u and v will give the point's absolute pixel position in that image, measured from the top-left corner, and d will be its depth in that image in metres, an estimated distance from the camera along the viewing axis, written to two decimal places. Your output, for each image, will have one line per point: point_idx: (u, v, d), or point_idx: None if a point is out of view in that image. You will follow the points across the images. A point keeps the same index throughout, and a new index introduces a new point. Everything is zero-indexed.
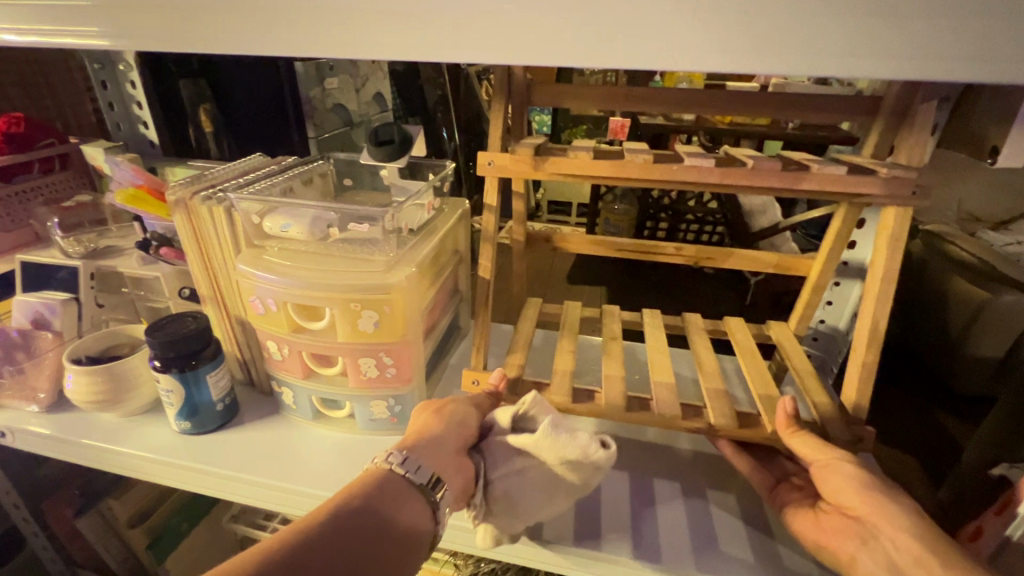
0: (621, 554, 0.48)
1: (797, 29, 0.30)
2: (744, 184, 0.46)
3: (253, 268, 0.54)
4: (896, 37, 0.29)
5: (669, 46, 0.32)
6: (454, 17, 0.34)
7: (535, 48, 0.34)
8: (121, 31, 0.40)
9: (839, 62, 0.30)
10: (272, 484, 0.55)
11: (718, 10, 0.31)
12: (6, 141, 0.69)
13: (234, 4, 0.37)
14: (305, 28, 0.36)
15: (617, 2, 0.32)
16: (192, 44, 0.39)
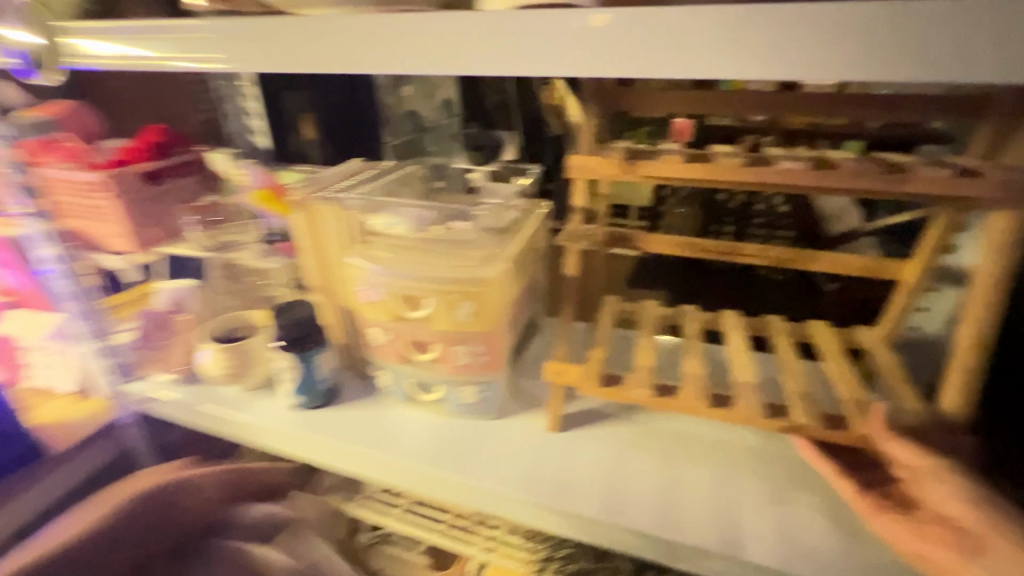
0: (703, 543, 0.50)
1: (854, 37, 0.30)
2: (840, 185, 0.47)
3: (363, 261, 0.60)
4: (957, 46, 0.28)
5: (724, 56, 0.33)
6: (526, 32, 0.38)
7: (600, 63, 0.36)
8: (235, 58, 0.45)
9: (897, 71, 0.30)
10: (375, 455, 0.61)
11: (777, 22, 0.31)
12: (154, 148, 0.79)
13: (343, 27, 0.41)
14: (399, 47, 0.40)
15: (680, 18, 0.33)
16: (296, 67, 0.43)
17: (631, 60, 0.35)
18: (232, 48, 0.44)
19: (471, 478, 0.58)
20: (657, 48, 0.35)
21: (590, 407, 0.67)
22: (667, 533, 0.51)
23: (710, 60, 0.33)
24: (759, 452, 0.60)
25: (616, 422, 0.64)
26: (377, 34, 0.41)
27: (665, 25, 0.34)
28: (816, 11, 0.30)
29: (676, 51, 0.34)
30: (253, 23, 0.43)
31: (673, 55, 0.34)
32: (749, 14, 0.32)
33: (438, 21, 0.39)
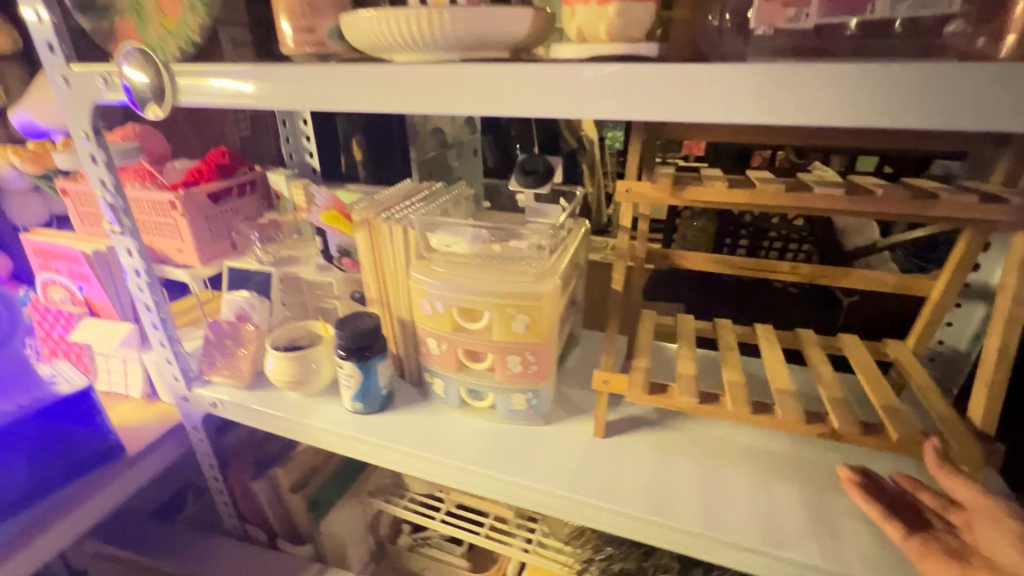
0: (746, 541, 0.54)
1: (823, 90, 0.36)
2: (874, 210, 0.51)
3: (425, 276, 0.65)
4: (906, 100, 0.34)
5: (707, 102, 0.39)
6: (539, 80, 0.43)
7: (586, 108, 0.42)
8: (325, 96, 0.50)
9: (855, 117, 0.36)
10: (432, 457, 0.66)
11: (753, 76, 0.37)
12: (215, 170, 0.86)
13: (423, 72, 0.46)
14: (450, 92, 0.46)
15: (664, 72, 0.40)
16: (378, 105, 0.48)
17: (617, 106, 0.42)
18: (326, 91, 0.49)
19: (526, 479, 0.62)
20: (669, 96, 0.40)
21: (631, 414, 0.71)
22: (714, 532, 0.55)
23: (774, 107, 0.38)
24: (796, 459, 0.63)
25: (657, 429, 0.68)
26: (463, 80, 0.45)
27: (653, 78, 0.40)
28: (872, 68, 0.35)
29: (741, 98, 0.38)
30: (347, 69, 0.48)
31: (739, 102, 0.38)
32: (809, 70, 0.36)
33: (494, 70, 0.44)
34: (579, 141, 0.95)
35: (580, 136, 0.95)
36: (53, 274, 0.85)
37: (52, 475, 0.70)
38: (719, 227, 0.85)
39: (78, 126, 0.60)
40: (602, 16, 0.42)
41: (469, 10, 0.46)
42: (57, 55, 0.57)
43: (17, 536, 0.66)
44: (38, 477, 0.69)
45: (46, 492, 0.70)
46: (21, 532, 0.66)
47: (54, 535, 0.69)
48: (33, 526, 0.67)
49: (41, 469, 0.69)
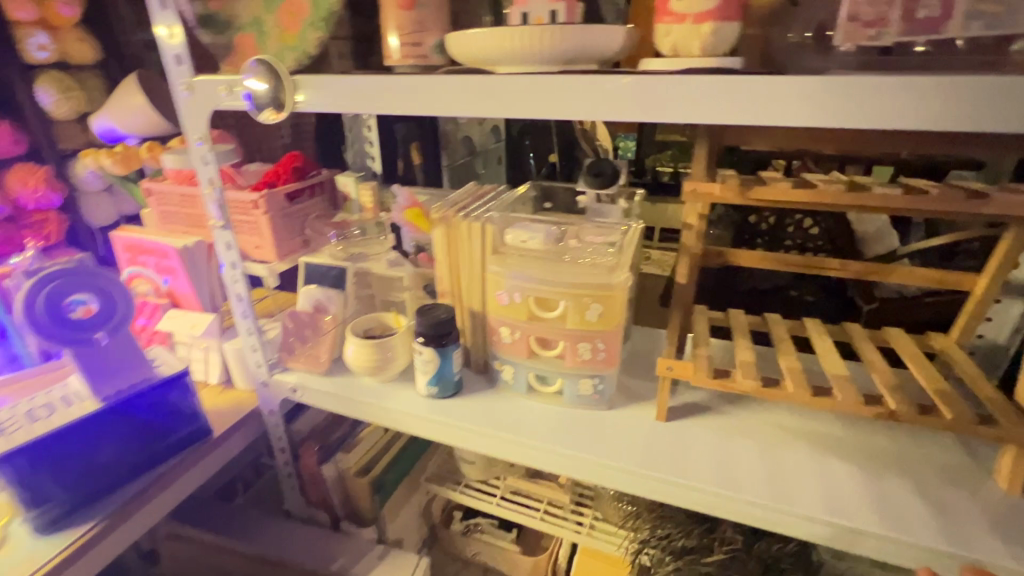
0: (810, 511, 0.58)
1: (899, 99, 0.41)
2: (930, 208, 0.56)
3: (503, 269, 0.71)
4: (976, 109, 0.40)
5: (788, 110, 0.45)
6: (629, 88, 0.49)
7: (670, 114, 0.49)
8: (436, 103, 0.56)
9: (927, 122, 0.41)
10: (505, 436, 0.71)
11: (834, 88, 0.43)
12: (291, 171, 0.92)
13: (529, 85, 0.52)
14: (549, 100, 0.52)
15: (748, 84, 0.45)
16: (484, 113, 0.55)
17: (699, 111, 0.47)
18: (442, 98, 0.55)
19: (596, 456, 0.67)
20: (750, 103, 0.46)
21: (689, 401, 0.76)
22: (781, 504, 0.59)
23: (864, 115, 0.43)
24: (850, 442, 0.68)
25: (716, 415, 0.73)
26: (569, 90, 0.51)
27: (736, 88, 0.46)
28: (959, 81, 0.40)
29: (837, 107, 0.43)
30: (457, 79, 0.54)
31: (831, 111, 0.44)
32: (898, 83, 0.41)
33: (587, 81, 0.50)
34: (596, 151, 1.01)
35: (596, 147, 1.01)
36: (139, 268, 0.91)
37: (153, 451, 0.74)
38: (735, 236, 0.90)
39: (195, 130, 0.67)
40: (696, 33, 0.48)
41: (571, 28, 0.52)
42: (183, 66, 0.63)
43: (126, 505, 0.70)
44: (142, 452, 0.72)
45: (147, 466, 0.74)
46: (129, 503, 0.70)
47: (155, 507, 0.73)
48: (139, 498, 0.71)
49: (144, 444, 0.73)
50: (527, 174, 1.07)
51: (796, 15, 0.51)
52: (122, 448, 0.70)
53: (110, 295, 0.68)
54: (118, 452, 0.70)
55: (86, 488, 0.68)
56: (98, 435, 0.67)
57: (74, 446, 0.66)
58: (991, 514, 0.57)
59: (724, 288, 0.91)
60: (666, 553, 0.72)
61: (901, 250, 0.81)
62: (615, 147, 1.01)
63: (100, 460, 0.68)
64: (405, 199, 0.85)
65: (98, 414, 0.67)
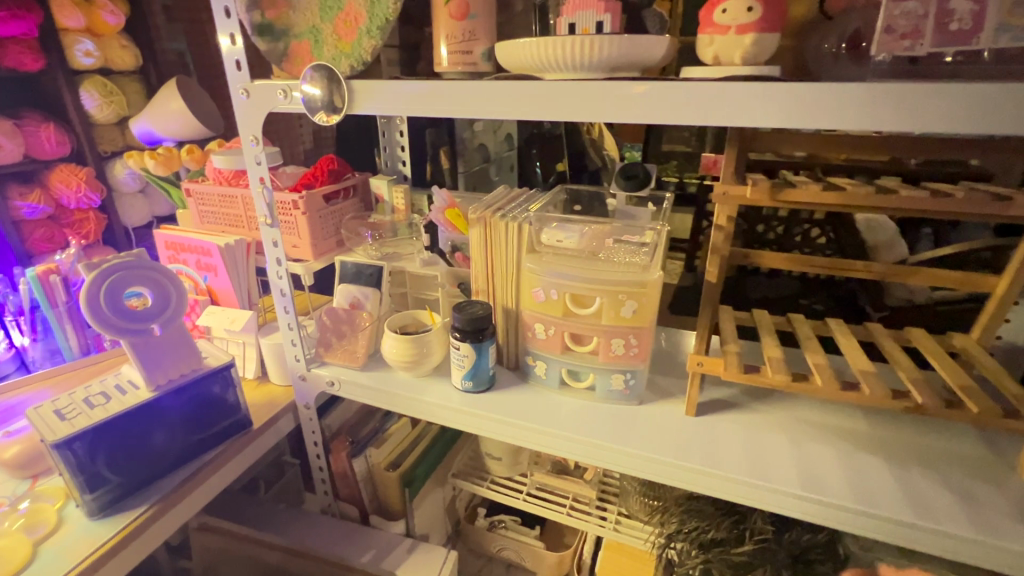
0: (840, 500, 0.60)
1: (934, 104, 0.44)
2: (954, 209, 0.59)
3: (540, 267, 0.74)
4: (1008, 113, 0.42)
5: (826, 114, 0.48)
6: (672, 93, 0.52)
7: (710, 117, 0.51)
8: (486, 106, 0.59)
9: (962, 125, 0.44)
10: (539, 428, 0.73)
11: (871, 92, 0.46)
12: (327, 173, 0.95)
13: (575, 90, 0.55)
14: (594, 104, 0.55)
15: (787, 90, 0.48)
16: (531, 115, 0.57)
17: (738, 116, 0.50)
18: (494, 102, 0.58)
19: (629, 447, 0.69)
20: (789, 107, 0.48)
21: (716, 398, 0.78)
22: (811, 493, 0.61)
23: (904, 119, 0.45)
24: (876, 437, 0.70)
25: (742, 411, 0.75)
26: (618, 95, 0.53)
27: (775, 93, 0.49)
28: (995, 87, 0.42)
29: (881, 108, 0.46)
30: (506, 84, 0.57)
31: (873, 114, 0.46)
32: (938, 89, 0.44)
33: (632, 87, 0.53)
34: (604, 160, 1.02)
35: (604, 155, 1.03)
36: (181, 265, 0.94)
37: (198, 440, 0.76)
38: (745, 244, 0.91)
39: (250, 131, 0.70)
40: (738, 43, 0.51)
41: (616, 38, 0.55)
42: (243, 72, 0.67)
43: (173, 492, 0.72)
44: (188, 440, 0.75)
45: (192, 454, 0.76)
46: (177, 488, 0.73)
47: (199, 495, 0.75)
48: (185, 484, 0.74)
49: (191, 433, 0.75)
50: (534, 184, 1.06)
51: (830, 28, 0.55)
52: (171, 436, 0.73)
53: (165, 288, 0.72)
54: (166, 440, 0.73)
55: (137, 474, 0.70)
56: (151, 422, 0.71)
57: (130, 431, 0.69)
58: (1018, 505, 0.59)
59: (744, 289, 0.93)
60: (695, 545, 0.74)
61: (914, 256, 0.83)
62: (621, 155, 1.02)
63: (153, 446, 0.71)
64: (443, 199, 0.88)
65: (152, 401, 0.70)
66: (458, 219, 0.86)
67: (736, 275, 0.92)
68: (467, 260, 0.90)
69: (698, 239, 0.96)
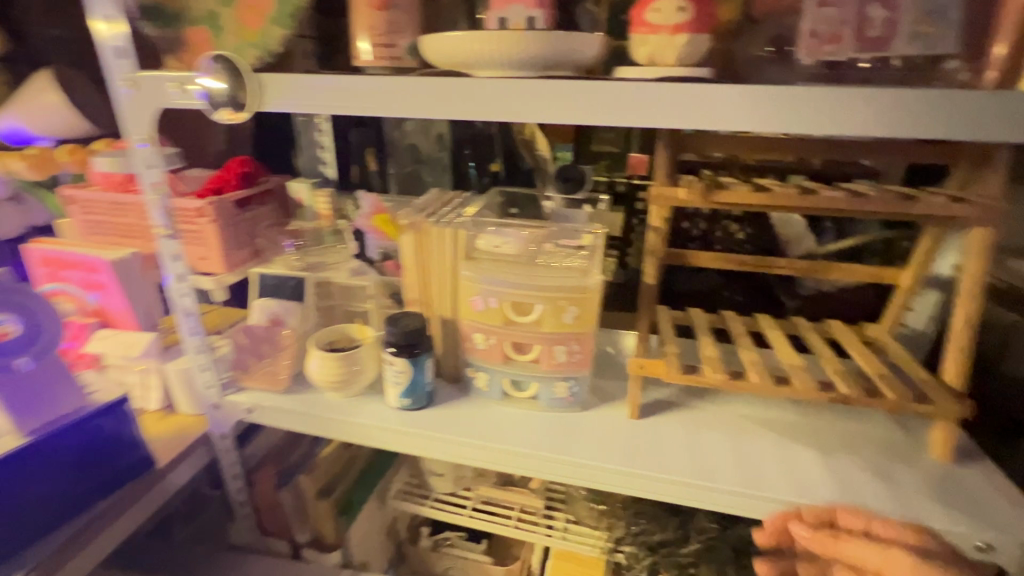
0: (781, 494, 0.62)
1: (854, 109, 0.45)
2: (869, 208, 0.62)
3: (478, 275, 0.71)
4: (922, 118, 0.43)
5: (754, 117, 0.47)
6: (606, 95, 0.50)
7: (647, 119, 0.49)
8: (411, 106, 0.54)
9: (881, 129, 0.45)
10: (483, 443, 0.70)
11: (796, 96, 0.46)
12: (241, 177, 0.86)
13: (507, 90, 0.52)
14: (528, 103, 0.52)
15: (719, 93, 0.47)
16: (460, 115, 0.53)
17: (675, 118, 0.49)
18: (422, 99, 0.53)
19: (576, 457, 0.67)
20: (723, 110, 0.48)
21: (658, 398, 0.78)
22: (754, 489, 0.63)
23: (837, 120, 0.45)
24: (806, 427, 0.73)
25: (684, 410, 0.76)
26: (554, 95, 0.51)
27: (706, 96, 0.48)
28: (910, 93, 0.43)
29: (815, 109, 0.46)
30: (433, 81, 0.53)
31: (801, 116, 0.46)
32: (861, 92, 0.44)
33: (567, 87, 0.50)
34: (536, 160, 0.94)
35: (536, 156, 0.94)
36: (61, 284, 0.81)
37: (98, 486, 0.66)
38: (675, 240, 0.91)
39: (140, 132, 0.61)
40: (671, 44, 0.50)
41: (547, 34, 0.53)
42: (126, 61, 0.58)
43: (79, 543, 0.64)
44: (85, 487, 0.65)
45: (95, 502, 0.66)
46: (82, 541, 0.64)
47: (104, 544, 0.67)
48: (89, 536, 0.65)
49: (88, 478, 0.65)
50: (468, 186, 0.98)
51: (755, 32, 0.56)
52: (63, 484, 0.63)
53: (33, 314, 0.63)
54: (59, 492, 0.63)
55: (28, 535, 0.61)
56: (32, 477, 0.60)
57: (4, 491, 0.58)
58: (930, 483, 0.63)
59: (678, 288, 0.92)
60: (643, 548, 0.74)
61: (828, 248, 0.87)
62: (553, 155, 0.92)
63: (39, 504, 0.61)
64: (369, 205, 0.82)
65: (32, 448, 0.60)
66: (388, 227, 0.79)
67: (672, 271, 0.92)
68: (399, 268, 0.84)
69: (630, 237, 0.91)
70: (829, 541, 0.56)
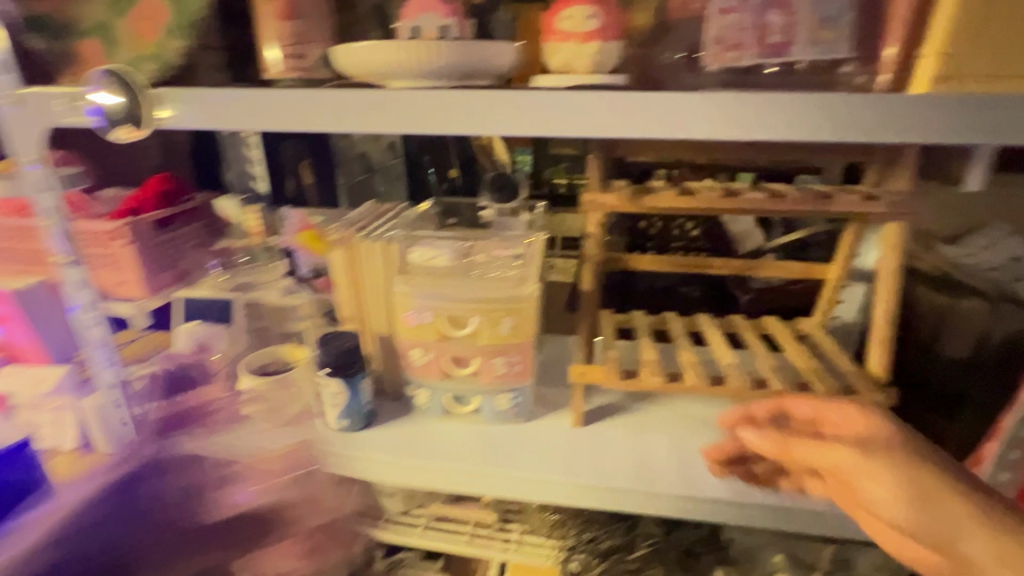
0: (717, 495, 0.63)
1: (760, 113, 0.44)
2: (788, 209, 0.64)
3: (411, 289, 0.69)
4: (824, 122, 0.43)
5: (665, 123, 0.46)
6: (516, 104, 0.48)
7: (558, 128, 0.48)
8: (313, 119, 0.51)
9: (788, 133, 0.44)
10: (425, 463, 0.68)
11: (704, 102, 0.45)
12: (160, 196, 0.81)
13: (415, 100, 0.49)
14: (435, 113, 0.49)
15: (630, 100, 0.46)
16: (366, 129, 0.50)
17: (587, 126, 0.47)
18: (337, 114, 0.50)
19: (518, 471, 0.67)
20: (634, 118, 0.46)
21: (603, 404, 0.78)
22: (692, 491, 0.63)
23: (748, 124, 0.44)
24: None
25: (629, 414, 0.76)
26: (476, 107, 0.48)
27: (617, 104, 0.46)
28: (812, 97, 0.43)
29: (740, 112, 0.44)
30: (339, 93, 0.50)
31: (709, 122, 0.45)
32: (766, 97, 0.44)
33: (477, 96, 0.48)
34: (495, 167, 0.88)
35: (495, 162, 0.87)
36: None
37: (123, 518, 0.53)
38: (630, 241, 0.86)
39: (30, 153, 0.56)
40: (582, 52, 0.50)
41: (458, 44, 0.52)
42: (8, 74, 0.54)
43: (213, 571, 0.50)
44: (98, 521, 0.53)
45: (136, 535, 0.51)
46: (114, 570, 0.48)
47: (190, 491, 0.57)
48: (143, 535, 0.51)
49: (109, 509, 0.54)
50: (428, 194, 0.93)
51: (669, 37, 0.56)
52: (102, 524, 0.52)
53: None
54: (121, 545, 0.51)
55: None
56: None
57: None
58: None
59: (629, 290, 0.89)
60: (593, 557, 0.74)
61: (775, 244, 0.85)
62: (513, 160, 0.86)
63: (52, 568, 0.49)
64: (295, 224, 0.79)
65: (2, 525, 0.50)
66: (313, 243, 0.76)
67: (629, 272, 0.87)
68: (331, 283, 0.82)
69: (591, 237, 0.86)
70: (778, 444, 0.59)
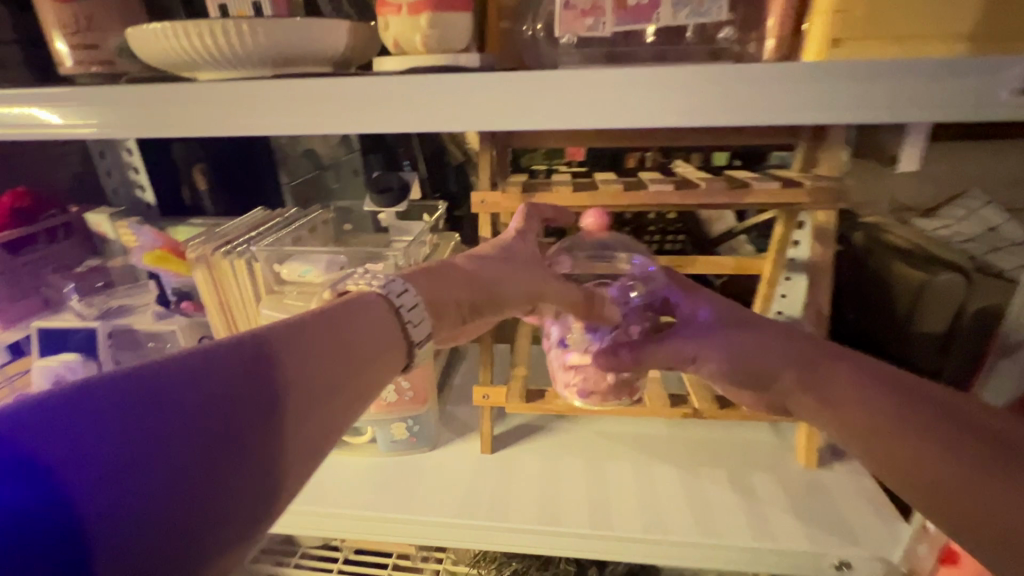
0: (630, 530, 0.55)
1: (618, 95, 0.37)
2: (699, 202, 0.55)
3: (275, 311, 0.60)
4: (688, 104, 0.36)
5: (512, 111, 0.39)
6: (339, 96, 0.40)
7: (394, 122, 0.40)
8: (110, 121, 0.43)
9: (651, 117, 0.37)
10: (309, 509, 0.60)
11: (552, 87, 0.38)
12: (12, 215, 0.71)
13: (221, 95, 0.41)
14: (249, 109, 0.41)
15: (472, 85, 0.39)
16: (173, 131, 0.42)
17: (426, 119, 0.40)
18: (140, 116, 0.42)
19: (411, 513, 0.59)
20: (477, 105, 0.39)
21: (519, 424, 0.71)
22: (600, 529, 0.55)
23: (606, 109, 0.37)
24: (673, 441, 0.67)
25: (545, 434, 0.69)
26: (307, 98, 0.40)
27: (456, 90, 0.39)
28: (674, 72, 0.36)
29: (609, 101, 0.37)
30: (133, 88, 0.42)
31: (560, 109, 0.38)
32: (623, 74, 0.37)
33: (292, 88, 0.40)
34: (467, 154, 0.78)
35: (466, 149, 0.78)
36: None
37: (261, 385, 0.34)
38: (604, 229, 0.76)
39: None
40: (416, 28, 0.42)
41: (264, 22, 0.42)
42: None
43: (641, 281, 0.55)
44: (168, 424, 0.29)
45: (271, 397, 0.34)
46: (316, 390, 0.36)
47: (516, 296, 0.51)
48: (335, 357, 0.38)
49: (220, 394, 0.32)
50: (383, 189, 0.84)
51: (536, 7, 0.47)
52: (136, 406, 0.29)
53: None
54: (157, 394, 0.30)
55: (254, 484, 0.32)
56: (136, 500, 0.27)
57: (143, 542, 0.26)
58: (790, 492, 0.59)
59: None
60: None
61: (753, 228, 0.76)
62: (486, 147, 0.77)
63: (163, 496, 0.27)
64: (150, 240, 0.69)
65: (36, 459, 0.25)
66: (173, 262, 0.69)
67: None
68: (200, 307, 0.74)
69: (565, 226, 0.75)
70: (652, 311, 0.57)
